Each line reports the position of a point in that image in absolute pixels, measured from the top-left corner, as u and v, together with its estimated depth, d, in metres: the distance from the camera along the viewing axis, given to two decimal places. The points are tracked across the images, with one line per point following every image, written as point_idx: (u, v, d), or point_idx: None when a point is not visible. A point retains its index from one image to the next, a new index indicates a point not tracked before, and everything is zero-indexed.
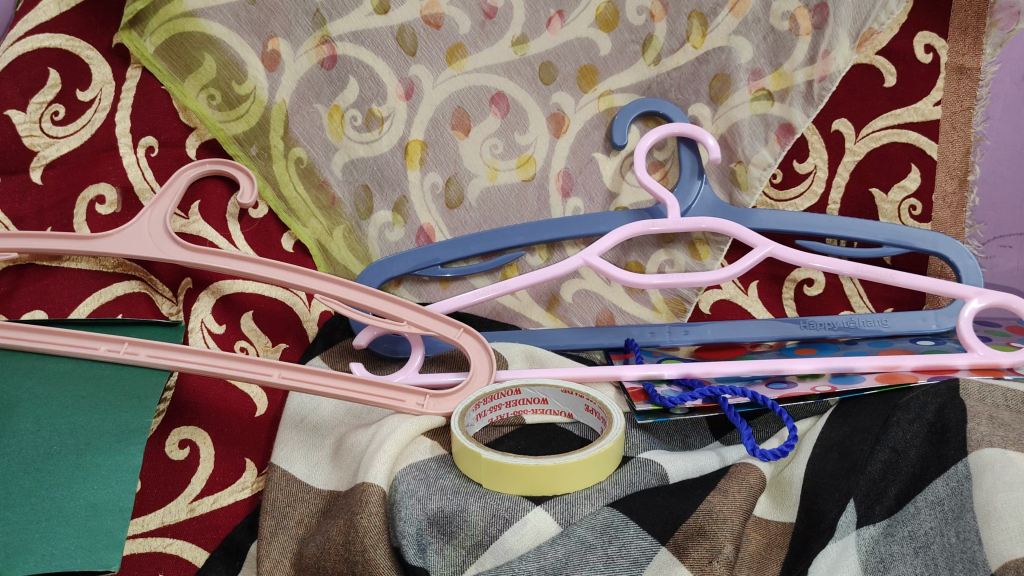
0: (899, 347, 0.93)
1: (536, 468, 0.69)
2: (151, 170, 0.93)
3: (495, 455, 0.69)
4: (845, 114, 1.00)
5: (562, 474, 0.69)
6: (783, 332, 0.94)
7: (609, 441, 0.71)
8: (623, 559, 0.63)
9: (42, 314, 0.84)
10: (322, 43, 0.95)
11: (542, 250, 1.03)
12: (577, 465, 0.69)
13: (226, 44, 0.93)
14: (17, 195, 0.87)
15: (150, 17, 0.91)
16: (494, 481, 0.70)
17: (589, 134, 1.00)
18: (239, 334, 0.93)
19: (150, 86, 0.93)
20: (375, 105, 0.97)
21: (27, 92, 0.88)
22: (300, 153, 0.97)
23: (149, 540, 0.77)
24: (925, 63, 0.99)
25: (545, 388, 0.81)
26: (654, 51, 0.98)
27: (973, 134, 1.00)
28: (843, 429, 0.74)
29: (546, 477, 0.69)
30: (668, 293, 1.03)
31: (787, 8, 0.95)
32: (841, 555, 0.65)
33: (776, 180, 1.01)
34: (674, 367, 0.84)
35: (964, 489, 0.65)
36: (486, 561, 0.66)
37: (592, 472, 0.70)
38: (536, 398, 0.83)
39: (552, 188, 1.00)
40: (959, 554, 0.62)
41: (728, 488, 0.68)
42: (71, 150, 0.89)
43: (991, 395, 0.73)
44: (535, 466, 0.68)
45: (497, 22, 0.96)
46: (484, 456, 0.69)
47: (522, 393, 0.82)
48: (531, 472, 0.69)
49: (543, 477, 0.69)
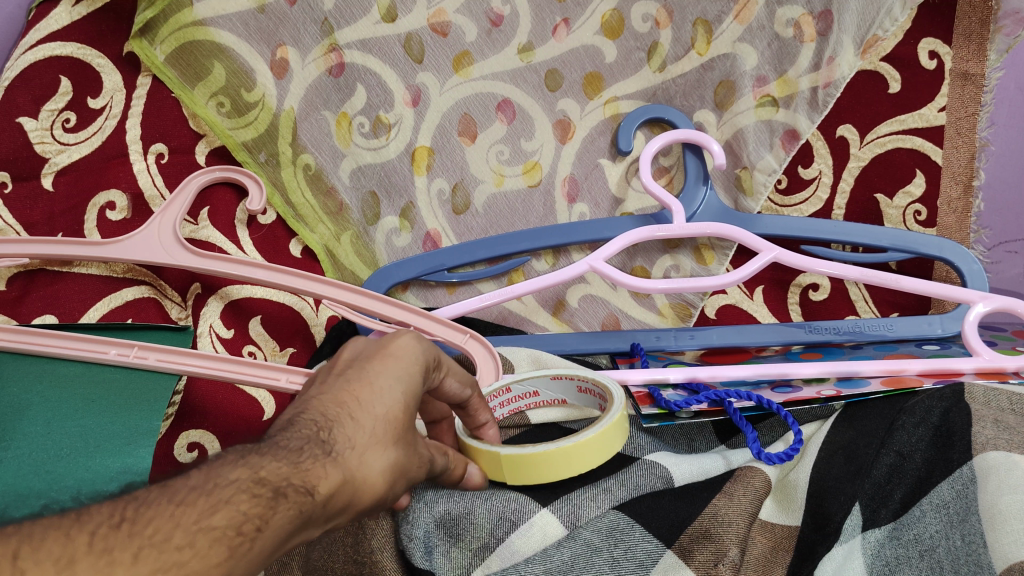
0: (905, 351, 0.92)
1: (558, 450, 0.68)
2: (161, 177, 0.94)
3: (514, 450, 0.67)
4: (849, 120, 1.01)
5: (583, 453, 0.69)
6: (788, 337, 0.94)
7: (613, 419, 0.70)
8: (629, 562, 0.65)
9: (52, 318, 0.86)
10: (331, 51, 0.96)
11: (548, 255, 1.04)
12: (595, 439, 0.69)
13: (235, 52, 0.94)
14: (29, 201, 0.89)
15: (160, 26, 0.93)
16: (515, 469, 0.68)
17: (595, 140, 1.01)
18: (247, 338, 0.94)
19: (161, 93, 0.95)
20: (383, 111, 0.98)
21: (38, 99, 0.90)
22: (308, 160, 0.98)
23: None
24: (930, 69, 0.99)
25: (535, 378, 0.81)
26: (659, 58, 0.99)
27: (979, 139, 0.99)
28: (849, 432, 0.76)
29: (572, 456, 0.69)
30: (674, 298, 1.03)
31: (791, 15, 0.95)
32: (846, 557, 0.66)
33: (781, 186, 1.03)
34: (679, 371, 0.84)
35: (970, 492, 0.65)
36: (493, 562, 0.67)
37: (610, 442, 0.71)
38: (528, 390, 0.83)
39: (558, 194, 1.01)
40: (965, 557, 0.62)
41: (734, 491, 0.70)
42: (83, 156, 0.92)
43: (997, 398, 0.72)
44: (556, 450, 0.68)
45: (504, 30, 0.97)
46: (505, 455, 0.67)
47: (513, 390, 0.82)
48: (555, 455, 0.68)
49: (569, 457, 0.68)
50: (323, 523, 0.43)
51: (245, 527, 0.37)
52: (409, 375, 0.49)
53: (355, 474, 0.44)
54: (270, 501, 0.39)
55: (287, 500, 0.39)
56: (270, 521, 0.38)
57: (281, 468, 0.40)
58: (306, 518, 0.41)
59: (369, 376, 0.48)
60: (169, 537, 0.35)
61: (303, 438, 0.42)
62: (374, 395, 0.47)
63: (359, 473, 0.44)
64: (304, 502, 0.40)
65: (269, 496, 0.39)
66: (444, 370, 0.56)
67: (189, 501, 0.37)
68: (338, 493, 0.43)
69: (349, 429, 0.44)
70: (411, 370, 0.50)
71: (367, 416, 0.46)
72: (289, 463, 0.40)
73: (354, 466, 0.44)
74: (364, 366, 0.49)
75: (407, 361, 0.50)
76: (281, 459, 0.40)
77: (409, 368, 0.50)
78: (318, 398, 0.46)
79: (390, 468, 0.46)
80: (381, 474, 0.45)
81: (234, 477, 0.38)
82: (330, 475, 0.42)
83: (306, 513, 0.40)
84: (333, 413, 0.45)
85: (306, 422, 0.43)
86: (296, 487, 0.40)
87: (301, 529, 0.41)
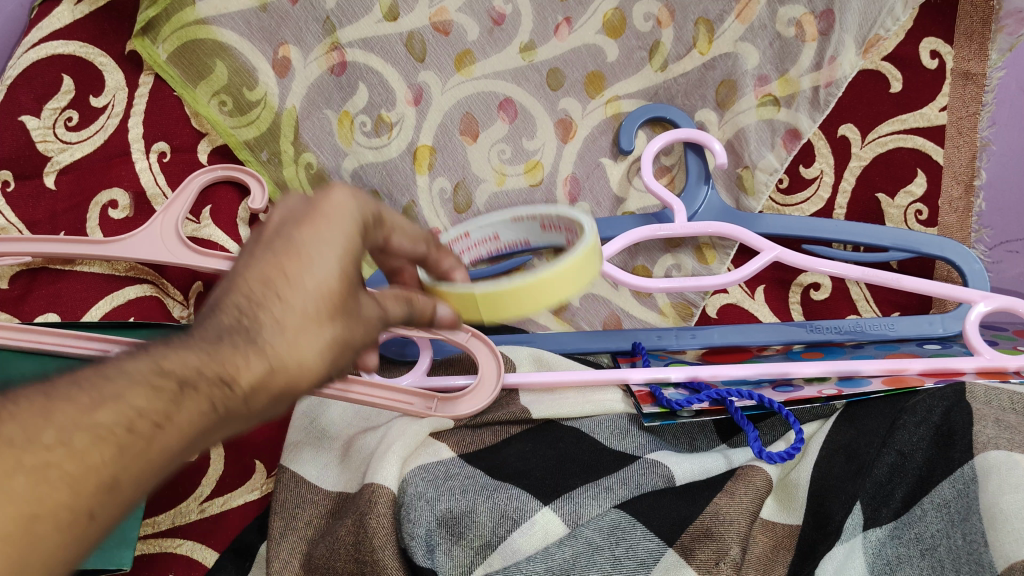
0: (906, 351, 0.93)
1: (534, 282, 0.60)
2: (163, 175, 0.95)
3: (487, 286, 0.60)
4: (851, 119, 1.01)
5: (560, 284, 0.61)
6: (789, 336, 0.94)
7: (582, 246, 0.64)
8: (630, 561, 0.65)
9: (55, 316, 0.86)
10: (333, 49, 0.95)
11: (550, 254, 1.04)
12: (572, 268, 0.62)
13: (238, 50, 0.94)
14: (32, 199, 0.90)
15: (162, 24, 0.92)
16: (495, 310, 0.61)
17: (597, 139, 1.01)
18: None
19: (163, 91, 0.95)
20: (385, 110, 0.97)
21: (41, 97, 0.91)
22: (311, 158, 0.97)
23: (159, 541, 0.82)
24: (931, 69, 0.99)
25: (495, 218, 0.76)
26: (661, 57, 0.99)
27: (979, 139, 1.00)
28: (850, 431, 0.76)
29: (548, 291, 0.61)
30: (676, 297, 1.04)
31: (792, 14, 0.95)
32: (847, 557, 0.66)
33: (783, 185, 1.03)
34: (680, 369, 0.82)
35: (970, 491, 0.64)
36: (495, 560, 0.67)
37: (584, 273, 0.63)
38: (488, 237, 0.79)
39: (560, 193, 1.01)
40: (965, 556, 0.62)
41: (734, 489, 0.70)
42: (85, 155, 0.93)
43: (998, 398, 0.71)
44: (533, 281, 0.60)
45: (506, 28, 0.97)
46: (480, 292, 0.59)
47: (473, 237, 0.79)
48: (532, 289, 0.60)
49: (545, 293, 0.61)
50: (255, 414, 0.43)
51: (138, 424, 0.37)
52: (346, 241, 0.47)
53: (284, 358, 0.43)
54: (174, 396, 0.38)
55: (197, 395, 0.39)
56: (174, 418, 0.38)
57: (190, 360, 0.39)
58: (225, 409, 0.40)
59: (299, 242, 0.46)
60: (47, 436, 0.35)
61: (221, 329, 0.41)
62: (306, 259, 0.45)
63: (287, 355, 0.43)
64: (219, 396, 0.40)
65: (174, 390, 0.38)
66: (387, 227, 0.57)
67: (72, 397, 0.36)
68: (263, 385, 0.42)
69: (276, 311, 0.43)
70: (344, 234, 0.47)
71: (297, 291, 0.44)
72: (202, 354, 0.40)
73: (281, 351, 0.42)
74: (293, 231, 0.46)
75: (343, 221, 0.48)
76: (191, 351, 0.40)
77: (343, 228, 0.48)
78: (246, 272, 0.44)
79: (330, 341, 0.45)
80: (315, 354, 0.44)
81: (135, 369, 0.38)
82: (251, 364, 0.41)
83: (226, 408, 0.40)
84: (253, 296, 0.43)
85: (228, 309, 0.42)
86: (209, 379, 0.39)
87: (223, 424, 0.41)
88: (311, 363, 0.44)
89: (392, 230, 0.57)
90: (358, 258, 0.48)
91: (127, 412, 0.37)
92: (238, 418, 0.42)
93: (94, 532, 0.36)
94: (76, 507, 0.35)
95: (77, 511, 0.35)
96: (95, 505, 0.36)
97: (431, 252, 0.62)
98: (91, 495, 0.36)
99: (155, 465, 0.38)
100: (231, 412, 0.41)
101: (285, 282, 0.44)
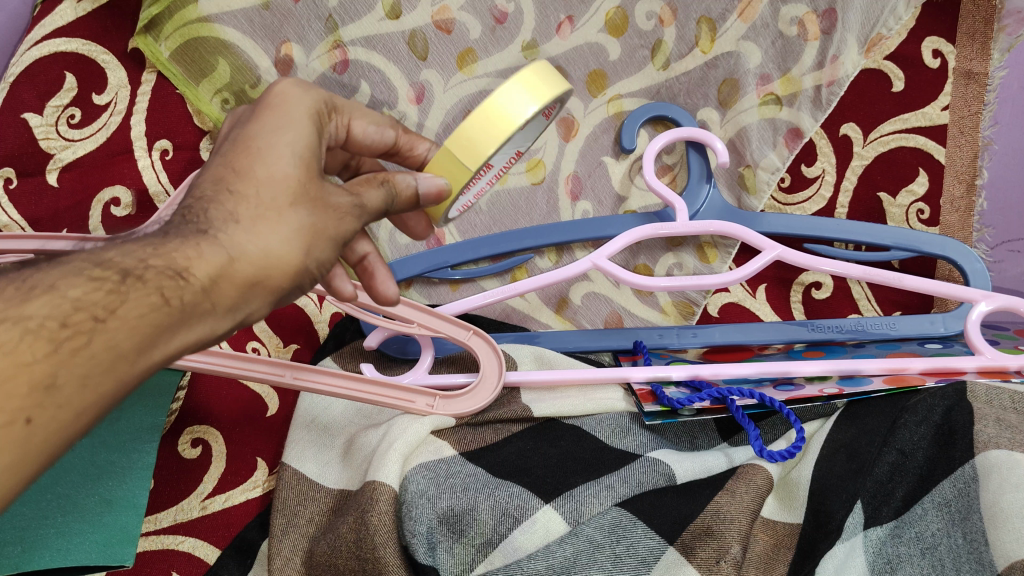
0: (907, 350, 0.93)
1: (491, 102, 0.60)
2: (165, 172, 0.96)
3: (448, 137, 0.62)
4: (853, 119, 1.01)
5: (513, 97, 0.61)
6: (791, 335, 0.94)
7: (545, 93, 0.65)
8: (631, 559, 0.66)
9: None
10: (334, 48, 0.95)
11: (552, 252, 1.04)
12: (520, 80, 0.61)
13: (240, 49, 0.93)
14: (34, 197, 0.91)
15: (165, 22, 0.92)
16: (466, 152, 0.61)
17: (599, 138, 1.02)
18: (252, 335, 0.95)
19: (166, 90, 0.96)
20: (386, 108, 0.98)
21: (43, 95, 0.91)
22: None
23: (162, 537, 0.82)
24: (933, 68, 0.99)
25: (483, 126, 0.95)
26: (664, 55, 0.99)
27: (982, 138, 0.99)
28: (850, 430, 0.75)
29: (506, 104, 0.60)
30: (678, 296, 1.03)
31: (795, 13, 0.95)
32: (848, 556, 0.67)
33: (785, 184, 1.03)
34: (682, 368, 0.81)
35: (970, 491, 0.65)
36: (497, 558, 0.68)
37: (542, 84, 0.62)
38: None
39: (562, 192, 1.02)
40: (965, 555, 0.63)
41: (735, 488, 0.70)
42: (87, 153, 0.93)
43: (999, 397, 0.71)
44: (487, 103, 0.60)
45: (508, 27, 0.97)
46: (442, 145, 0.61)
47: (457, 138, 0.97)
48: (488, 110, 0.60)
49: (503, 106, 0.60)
50: (228, 311, 0.46)
51: (74, 320, 0.38)
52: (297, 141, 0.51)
53: (244, 247, 0.46)
54: (118, 286, 0.40)
55: (144, 286, 0.40)
56: (117, 311, 0.39)
57: (136, 257, 0.42)
58: (181, 302, 0.42)
59: (252, 139, 0.50)
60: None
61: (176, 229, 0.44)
62: (257, 149, 0.49)
63: (244, 245, 0.46)
64: (170, 286, 0.41)
65: (117, 281, 0.40)
66: (342, 115, 0.59)
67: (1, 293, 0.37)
68: (223, 275, 0.44)
69: (228, 204, 0.47)
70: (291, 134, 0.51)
71: (246, 180, 0.48)
72: (148, 247, 0.43)
73: (237, 242, 0.46)
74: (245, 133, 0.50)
75: (294, 112, 0.53)
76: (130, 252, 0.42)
77: (297, 120, 0.52)
78: (207, 170, 0.49)
79: (293, 228, 0.48)
80: (278, 244, 0.47)
81: (75, 263, 0.40)
82: (203, 257, 0.44)
83: (181, 301, 0.42)
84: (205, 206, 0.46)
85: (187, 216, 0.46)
86: (160, 271, 0.41)
87: (186, 322, 0.43)
88: (274, 251, 0.47)
89: (353, 117, 0.61)
90: (314, 148, 0.52)
91: (63, 306, 0.38)
92: (206, 314, 0.44)
93: (36, 438, 0.36)
94: (9, 405, 0.35)
95: (11, 412, 0.35)
96: (32, 406, 0.36)
97: (400, 136, 0.67)
98: (26, 396, 0.35)
99: (102, 362, 0.38)
100: (192, 305, 0.43)
101: (235, 174, 0.48)
